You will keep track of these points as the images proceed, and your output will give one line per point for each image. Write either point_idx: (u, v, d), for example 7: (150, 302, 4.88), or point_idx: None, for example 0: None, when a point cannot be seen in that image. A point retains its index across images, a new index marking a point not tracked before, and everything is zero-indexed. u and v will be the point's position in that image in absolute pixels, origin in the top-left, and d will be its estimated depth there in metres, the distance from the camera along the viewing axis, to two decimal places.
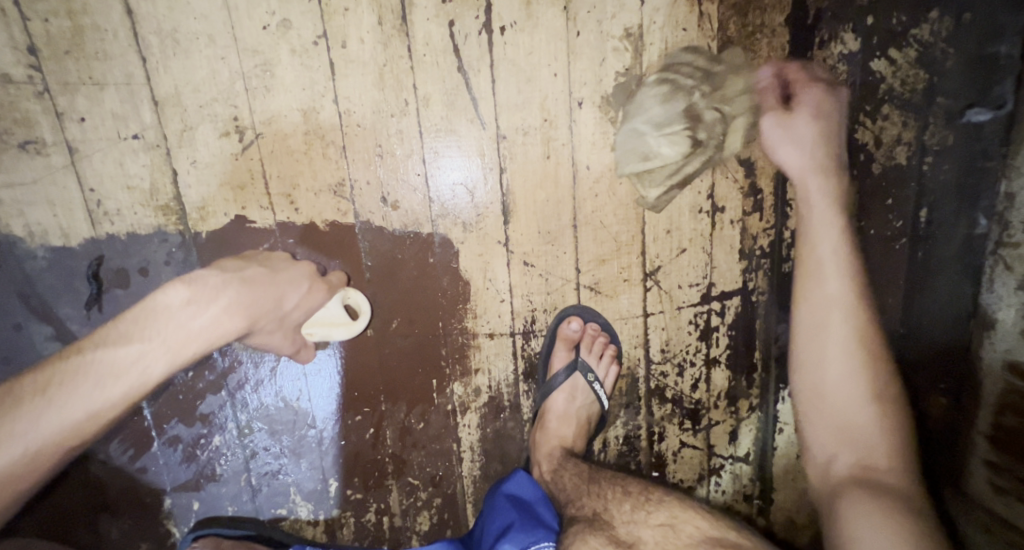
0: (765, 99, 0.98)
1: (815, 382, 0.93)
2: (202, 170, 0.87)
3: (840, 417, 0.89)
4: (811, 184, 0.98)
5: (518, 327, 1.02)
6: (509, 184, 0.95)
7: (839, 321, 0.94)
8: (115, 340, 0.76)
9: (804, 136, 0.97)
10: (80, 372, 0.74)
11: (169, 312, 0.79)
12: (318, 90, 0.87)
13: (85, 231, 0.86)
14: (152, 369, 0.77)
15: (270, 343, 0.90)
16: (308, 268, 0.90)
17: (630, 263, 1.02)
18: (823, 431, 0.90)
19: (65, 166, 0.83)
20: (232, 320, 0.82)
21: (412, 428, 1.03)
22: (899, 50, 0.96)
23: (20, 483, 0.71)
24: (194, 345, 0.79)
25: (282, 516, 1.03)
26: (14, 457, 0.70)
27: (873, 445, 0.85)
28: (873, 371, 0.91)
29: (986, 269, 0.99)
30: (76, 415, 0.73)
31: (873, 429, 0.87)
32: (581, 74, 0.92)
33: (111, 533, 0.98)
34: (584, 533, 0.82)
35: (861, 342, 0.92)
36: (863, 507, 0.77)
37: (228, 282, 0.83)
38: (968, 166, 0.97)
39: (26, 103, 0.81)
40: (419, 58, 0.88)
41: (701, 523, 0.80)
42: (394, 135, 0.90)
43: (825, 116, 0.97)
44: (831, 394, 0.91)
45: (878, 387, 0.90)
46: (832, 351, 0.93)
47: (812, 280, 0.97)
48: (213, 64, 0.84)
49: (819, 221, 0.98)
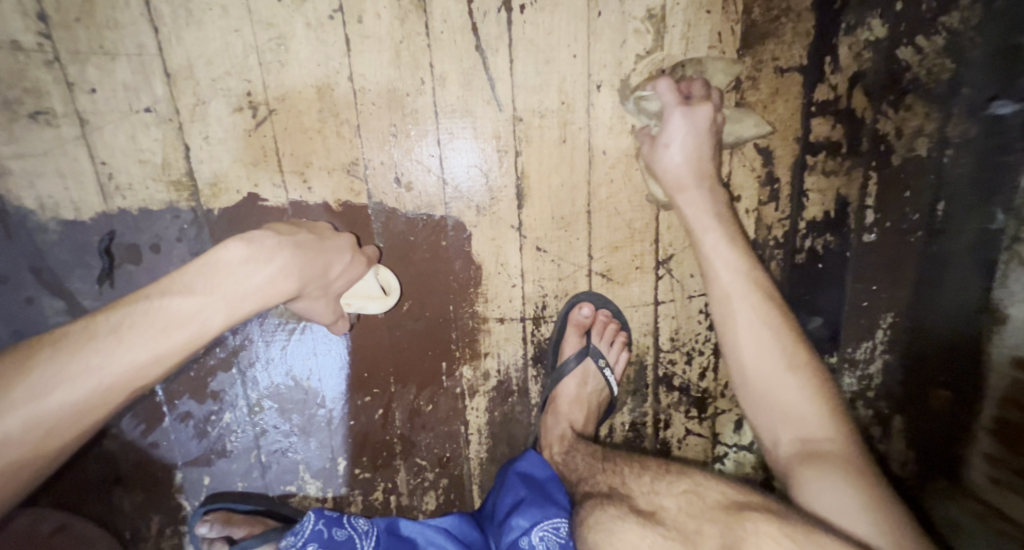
0: (640, 139, 0.95)
1: (739, 367, 0.88)
2: (214, 145, 0.86)
3: (770, 399, 0.84)
4: (683, 194, 0.92)
5: (528, 312, 1.02)
6: (524, 167, 0.94)
7: (744, 308, 0.88)
8: (178, 288, 0.71)
9: (672, 157, 0.91)
10: (147, 316, 0.69)
11: (229, 268, 0.74)
12: (332, 67, 0.85)
13: (97, 205, 0.85)
14: (213, 321, 0.73)
15: (313, 310, 0.87)
16: (349, 240, 0.88)
17: (643, 250, 1.01)
18: (755, 417, 0.87)
19: (77, 138, 0.82)
20: (286, 282, 0.78)
21: (421, 410, 1.04)
22: (927, 37, 0.93)
23: (93, 416, 0.68)
24: (251, 302, 0.75)
25: (291, 493, 1.04)
26: (87, 392, 0.66)
27: (807, 417, 0.81)
28: (783, 341, 0.87)
29: (999, 263, 0.96)
30: (143, 358, 0.69)
31: (798, 398, 0.83)
32: (601, 56, 0.90)
33: (124, 506, 0.99)
34: (601, 504, 0.84)
35: (770, 324, 0.87)
36: (816, 485, 0.74)
37: (284, 245, 0.78)
38: (986, 159, 0.94)
39: (35, 71, 0.79)
40: (436, 36, 0.86)
41: (727, 490, 0.78)
42: (409, 115, 0.88)
43: (681, 131, 0.90)
44: (754, 374, 0.86)
45: (796, 356, 0.85)
46: (744, 336, 0.88)
47: (710, 268, 0.91)
48: (227, 36, 0.82)
49: (704, 226, 0.91)
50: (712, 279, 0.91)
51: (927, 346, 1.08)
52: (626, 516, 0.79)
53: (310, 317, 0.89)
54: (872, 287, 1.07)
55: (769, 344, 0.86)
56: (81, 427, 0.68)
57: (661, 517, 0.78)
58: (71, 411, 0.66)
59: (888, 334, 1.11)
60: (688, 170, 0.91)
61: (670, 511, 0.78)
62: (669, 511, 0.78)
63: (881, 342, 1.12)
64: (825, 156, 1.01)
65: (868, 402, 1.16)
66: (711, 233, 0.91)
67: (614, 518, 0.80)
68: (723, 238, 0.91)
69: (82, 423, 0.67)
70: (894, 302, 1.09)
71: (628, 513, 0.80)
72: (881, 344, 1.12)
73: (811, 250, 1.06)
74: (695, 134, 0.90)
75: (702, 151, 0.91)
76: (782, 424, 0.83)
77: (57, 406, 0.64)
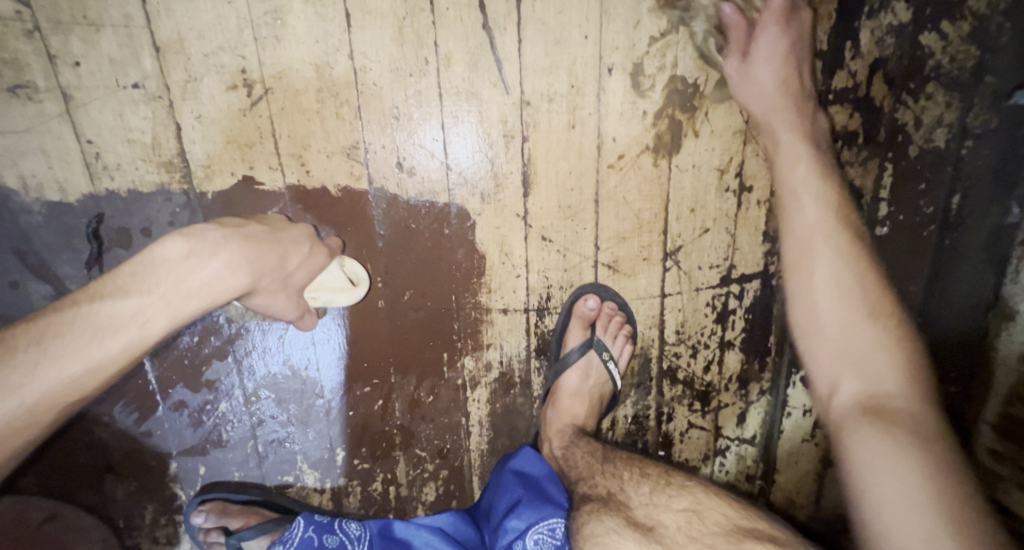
0: (731, 43, 0.90)
1: (809, 312, 0.85)
2: (207, 125, 0.81)
3: (839, 344, 0.81)
4: (778, 114, 0.91)
5: (533, 303, 0.99)
6: (531, 153, 0.90)
7: (825, 246, 0.86)
8: (112, 292, 0.69)
9: (762, 77, 0.90)
10: (76, 325, 0.67)
11: (168, 266, 0.70)
12: (332, 44, 0.81)
13: (83, 186, 0.81)
14: (154, 324, 0.70)
15: (273, 305, 0.83)
16: (307, 230, 0.85)
17: (651, 241, 0.98)
18: (834, 363, 0.80)
19: (60, 114, 0.78)
20: (235, 277, 0.74)
21: (421, 401, 1.01)
22: (951, 23, 0.90)
23: (23, 435, 0.66)
24: (196, 301, 0.72)
25: (289, 483, 1.02)
26: (12, 409, 0.63)
27: (881, 374, 0.76)
28: (865, 291, 0.83)
29: (1013, 258, 0.95)
30: (75, 368, 0.66)
31: (879, 355, 0.77)
32: (614, 37, 0.86)
33: (116, 494, 0.96)
34: (598, 513, 0.83)
35: (850, 266, 0.85)
36: (877, 436, 0.70)
37: (229, 238, 0.75)
38: (1008, 152, 0.92)
39: (15, 42, 0.75)
40: (442, 13, 0.82)
41: (728, 511, 0.78)
42: (412, 97, 0.84)
43: (777, 43, 0.89)
44: (825, 322, 0.83)
45: (876, 302, 0.81)
46: (821, 275, 0.85)
47: (795, 205, 0.90)
48: (219, 10, 0.77)
49: (785, 153, 0.92)
50: (794, 210, 0.90)
51: (936, 341, 1.06)
52: (622, 529, 0.79)
53: (272, 313, 0.85)
54: None
55: (846, 295, 0.83)
56: (12, 444, 0.65)
57: (658, 533, 0.77)
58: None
59: None
60: (783, 89, 0.90)
61: (669, 529, 0.77)
62: (669, 529, 0.77)
63: None
64: (841, 144, 0.97)
65: None
66: (803, 162, 0.91)
67: (611, 531, 0.79)
68: (813, 171, 0.91)
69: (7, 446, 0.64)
70: (906, 296, 1.06)
71: (625, 525, 0.80)
72: None
73: None
74: (795, 54, 0.90)
75: (798, 76, 0.90)
76: (852, 364, 0.79)
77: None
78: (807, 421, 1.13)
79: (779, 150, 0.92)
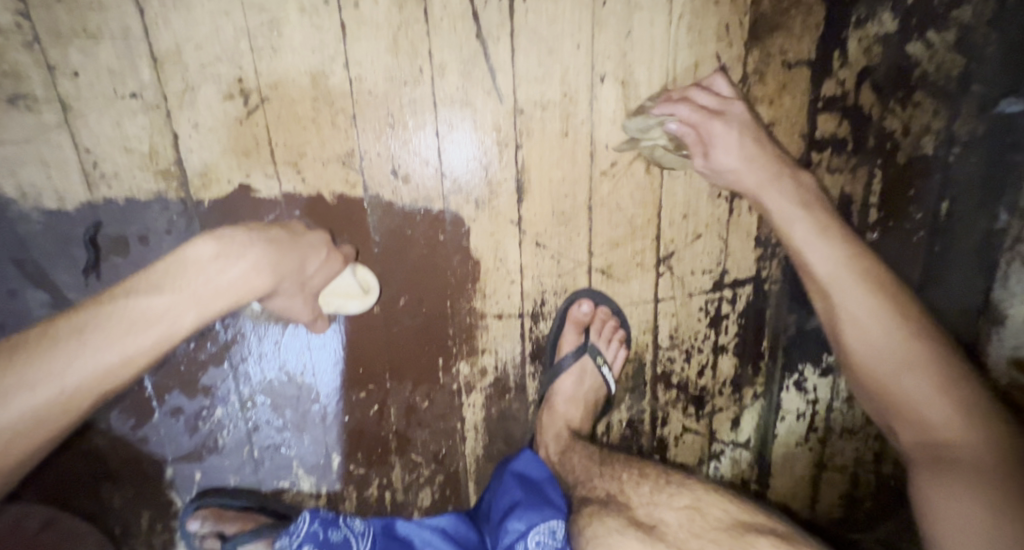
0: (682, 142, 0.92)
1: (852, 367, 0.87)
2: (204, 134, 0.82)
3: (886, 394, 0.82)
4: (767, 188, 0.90)
5: (527, 309, 1.00)
6: (525, 161, 0.91)
7: (846, 297, 0.86)
8: (144, 288, 0.68)
9: (733, 166, 0.91)
10: (110, 317, 0.66)
11: (199, 265, 0.71)
12: (328, 54, 0.82)
13: (81, 195, 0.82)
14: (182, 320, 0.69)
15: (291, 308, 0.84)
16: (324, 236, 0.85)
17: (644, 247, 0.99)
18: (890, 412, 0.82)
19: (58, 124, 0.79)
20: (261, 278, 0.74)
21: (417, 407, 1.02)
22: (938, 32, 0.91)
23: (48, 427, 0.63)
24: (225, 299, 0.71)
25: (285, 488, 1.03)
26: (46, 398, 0.62)
27: (932, 416, 0.77)
28: (899, 334, 0.82)
29: (1001, 265, 0.97)
30: (109, 360, 0.65)
31: (924, 399, 0.78)
32: (606, 47, 0.88)
33: (113, 501, 0.97)
34: (599, 514, 0.84)
35: (878, 310, 0.84)
36: (943, 498, 0.71)
37: (256, 241, 0.75)
38: (994, 159, 0.94)
39: (14, 53, 0.76)
40: (436, 23, 0.83)
41: (729, 507, 0.80)
42: (407, 106, 0.85)
43: (728, 135, 0.89)
44: (867, 374, 0.84)
45: (911, 345, 0.81)
46: (850, 332, 0.86)
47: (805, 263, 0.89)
48: (216, 20, 0.78)
49: (787, 216, 0.90)
50: (805, 270, 0.90)
51: None
52: (624, 528, 0.80)
53: (289, 316, 0.86)
54: None
55: (881, 342, 0.83)
56: (41, 435, 0.63)
57: (660, 531, 0.78)
58: (28, 420, 0.61)
59: None
60: (752, 172, 0.90)
61: (671, 526, 0.79)
62: (671, 526, 0.79)
63: None
64: (830, 152, 0.98)
65: None
66: (798, 223, 0.89)
67: (613, 530, 0.80)
68: (817, 221, 0.89)
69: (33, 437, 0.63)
70: None
71: (627, 524, 0.80)
72: None
73: None
74: (750, 135, 0.90)
75: (764, 151, 0.90)
76: (907, 417, 0.80)
77: (9, 416, 0.60)
78: (800, 426, 1.14)
79: (780, 217, 0.90)
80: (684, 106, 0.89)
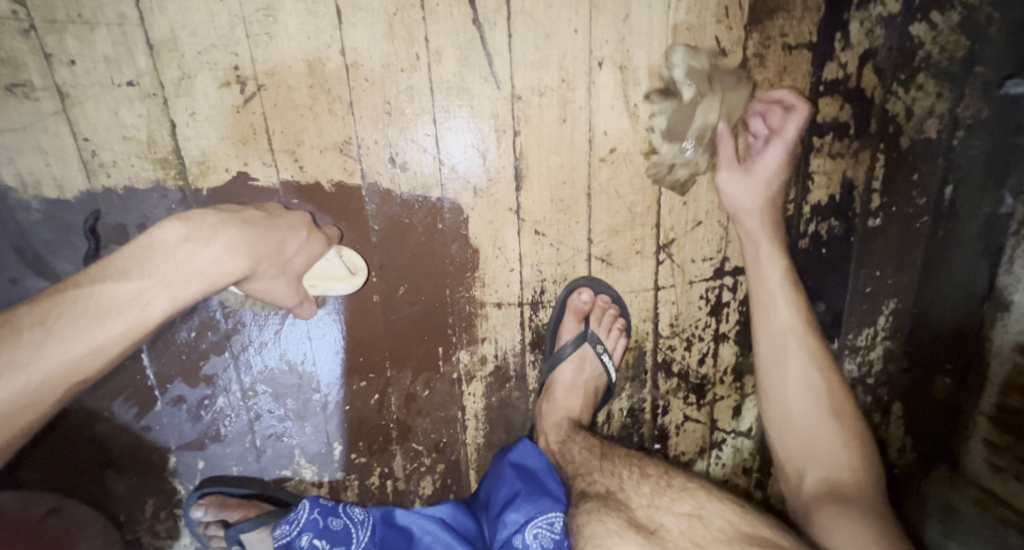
0: (721, 149, 0.95)
1: (782, 406, 0.95)
2: (202, 122, 0.82)
3: (807, 436, 0.91)
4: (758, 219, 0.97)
5: (526, 297, 1.00)
6: (522, 147, 0.91)
7: (798, 346, 0.97)
8: (112, 275, 0.69)
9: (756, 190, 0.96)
10: (78, 306, 0.67)
11: (167, 249, 0.71)
12: (324, 40, 0.81)
13: (79, 183, 0.82)
14: (154, 306, 0.70)
15: (274, 291, 0.83)
16: (303, 217, 0.85)
17: (644, 234, 0.99)
18: (802, 450, 0.90)
19: (56, 112, 0.79)
20: (234, 260, 0.74)
21: (417, 395, 1.02)
22: (941, 13, 0.90)
23: (25, 417, 0.66)
24: (196, 284, 0.72)
25: (287, 477, 1.03)
26: (17, 390, 0.64)
27: (839, 462, 0.87)
28: (831, 392, 0.93)
29: (1007, 248, 0.98)
30: (77, 349, 0.67)
31: (838, 447, 0.88)
32: (603, 31, 0.87)
33: (117, 488, 0.97)
34: (599, 512, 0.83)
35: (820, 366, 0.95)
36: (839, 521, 0.77)
37: (228, 223, 0.75)
38: (1000, 142, 0.95)
39: (11, 41, 0.76)
40: (432, 8, 0.82)
41: (731, 517, 0.80)
42: (404, 92, 0.85)
43: (775, 171, 0.96)
44: (796, 416, 0.93)
45: (837, 402, 0.92)
46: (794, 377, 0.95)
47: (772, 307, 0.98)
48: (212, 7, 0.78)
49: (765, 258, 0.98)
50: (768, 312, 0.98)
51: (931, 336, 1.06)
52: (625, 531, 0.79)
53: (272, 301, 0.85)
54: (875, 273, 1.04)
55: (816, 393, 0.93)
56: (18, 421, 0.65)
57: (661, 536, 0.78)
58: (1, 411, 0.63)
59: (890, 319, 1.07)
60: (745, 213, 0.97)
61: (671, 532, 0.78)
62: (670, 532, 0.78)
63: (882, 329, 1.07)
64: (832, 137, 0.97)
65: (869, 388, 1.10)
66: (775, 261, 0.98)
67: (612, 532, 0.79)
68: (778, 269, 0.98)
69: (15, 425, 0.65)
70: (899, 286, 1.05)
71: (627, 526, 0.80)
72: (882, 330, 1.07)
73: (816, 235, 1.01)
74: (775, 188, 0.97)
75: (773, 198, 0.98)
76: (818, 457, 0.88)
77: None
78: None
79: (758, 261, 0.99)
80: (781, 115, 0.95)
